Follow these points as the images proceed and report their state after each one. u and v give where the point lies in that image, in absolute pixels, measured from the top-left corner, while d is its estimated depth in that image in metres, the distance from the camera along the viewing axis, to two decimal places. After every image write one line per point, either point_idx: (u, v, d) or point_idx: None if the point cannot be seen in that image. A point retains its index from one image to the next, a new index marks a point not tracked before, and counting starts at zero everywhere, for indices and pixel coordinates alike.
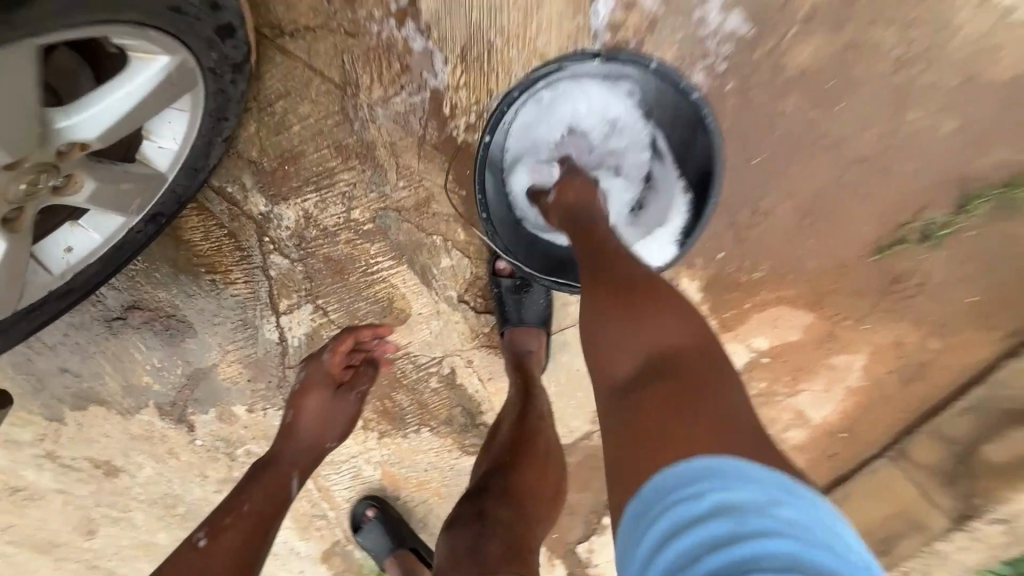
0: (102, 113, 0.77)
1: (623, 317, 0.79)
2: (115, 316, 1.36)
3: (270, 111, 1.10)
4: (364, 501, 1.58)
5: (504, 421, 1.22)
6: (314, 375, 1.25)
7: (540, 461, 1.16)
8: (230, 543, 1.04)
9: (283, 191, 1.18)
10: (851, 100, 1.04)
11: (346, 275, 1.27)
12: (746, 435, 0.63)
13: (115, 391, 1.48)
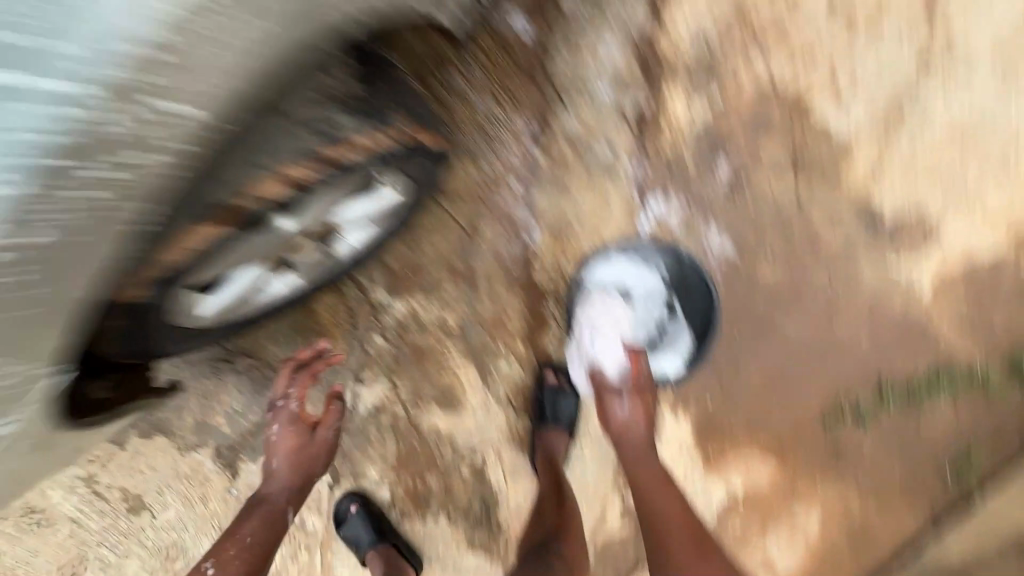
0: (354, 211, 1.25)
1: (653, 495, 1.34)
2: (225, 359, 1.67)
3: (413, 236, 1.59)
4: (348, 495, 1.68)
5: (544, 497, 1.57)
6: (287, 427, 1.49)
7: (576, 533, 1.57)
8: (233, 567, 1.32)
9: (401, 291, 1.62)
10: (799, 310, 1.55)
11: (424, 363, 1.64)
12: None
13: (186, 426, 1.70)
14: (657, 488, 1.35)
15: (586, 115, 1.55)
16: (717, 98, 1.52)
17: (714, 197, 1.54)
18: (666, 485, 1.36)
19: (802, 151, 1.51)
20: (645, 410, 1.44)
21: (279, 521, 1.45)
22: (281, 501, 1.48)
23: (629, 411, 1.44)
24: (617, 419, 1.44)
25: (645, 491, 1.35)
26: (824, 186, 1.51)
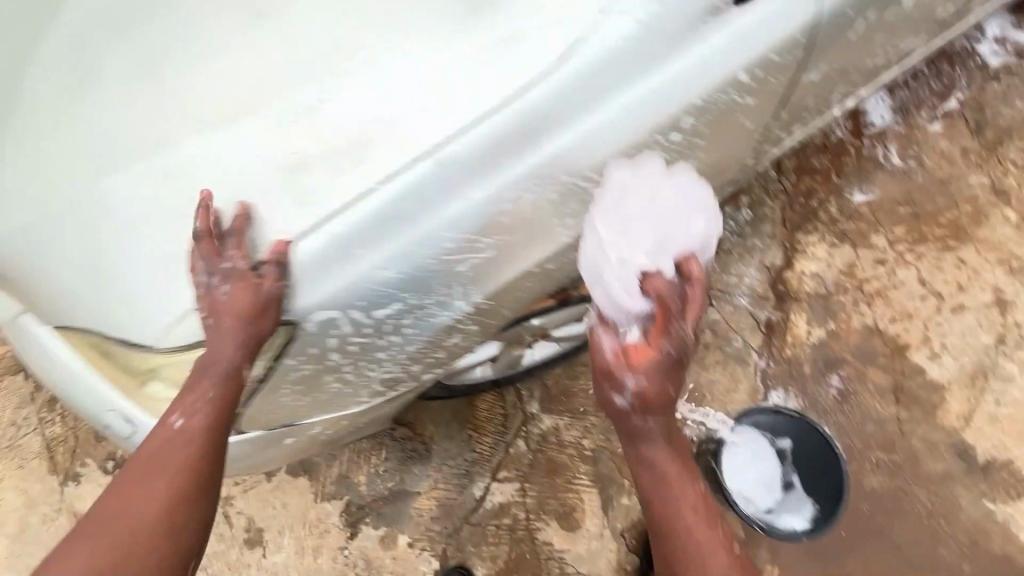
0: (565, 330, 1.69)
1: (699, 541, 1.01)
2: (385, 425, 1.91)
3: (574, 365, 1.93)
4: (454, 569, 1.79)
5: None
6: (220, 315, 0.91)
7: None
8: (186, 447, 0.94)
9: (551, 407, 1.91)
10: (905, 523, 1.76)
11: (555, 476, 1.85)
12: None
13: (329, 475, 1.89)
14: (701, 532, 1.02)
15: (728, 313, 2.01)
16: (834, 327, 1.97)
17: (829, 402, 1.88)
18: (704, 525, 1.03)
19: (904, 384, 1.88)
20: (654, 371, 1.04)
21: (201, 462, 0.94)
22: (207, 396, 0.93)
23: (630, 395, 1.04)
24: (618, 412, 1.07)
25: (681, 538, 1.02)
26: (923, 417, 1.84)
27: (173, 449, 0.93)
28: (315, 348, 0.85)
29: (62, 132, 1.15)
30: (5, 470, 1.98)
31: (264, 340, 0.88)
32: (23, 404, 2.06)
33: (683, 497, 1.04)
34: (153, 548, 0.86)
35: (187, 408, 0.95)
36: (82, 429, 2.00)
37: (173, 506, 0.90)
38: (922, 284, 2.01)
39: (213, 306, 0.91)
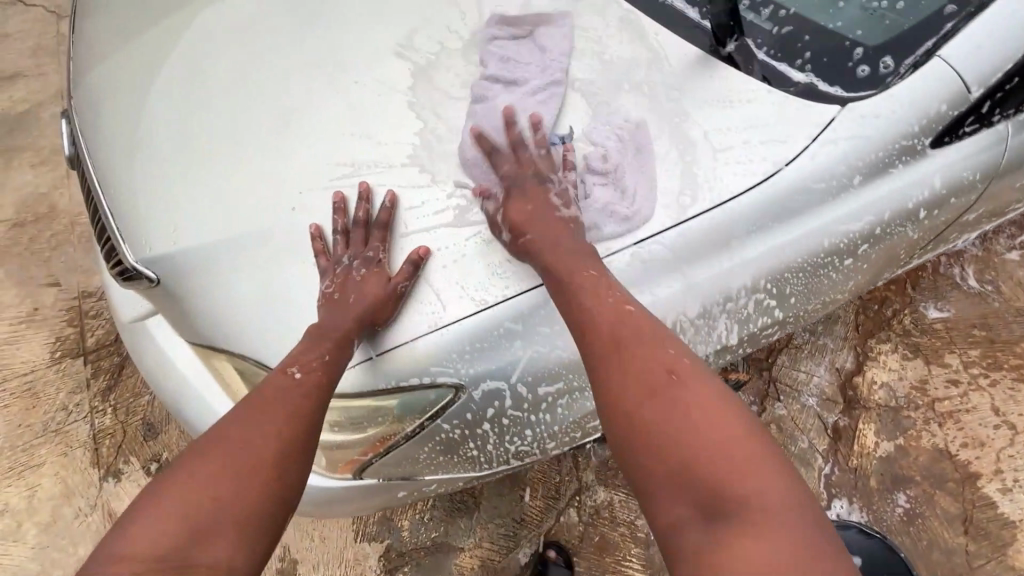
0: None
1: (619, 370, 0.92)
2: None
3: None
4: None
5: None
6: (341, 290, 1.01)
7: None
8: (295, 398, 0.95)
9: (608, 479, 1.86)
10: None
11: (604, 554, 1.80)
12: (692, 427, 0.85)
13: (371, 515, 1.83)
14: (643, 375, 0.90)
15: (795, 411, 1.98)
16: (904, 442, 1.93)
17: (894, 521, 1.83)
18: (665, 372, 0.90)
19: (971, 514, 1.84)
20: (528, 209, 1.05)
21: (307, 418, 0.94)
22: (320, 353, 0.97)
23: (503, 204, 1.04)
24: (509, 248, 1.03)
25: (621, 393, 0.91)
26: (991, 554, 1.80)
27: (286, 399, 0.95)
28: (467, 413, 0.99)
29: (181, 116, 1.06)
30: (47, 455, 1.95)
31: (379, 327, 0.99)
32: (77, 390, 2.06)
33: (619, 338, 0.94)
34: (250, 493, 0.87)
35: (304, 361, 0.97)
36: (132, 425, 1.98)
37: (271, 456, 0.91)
38: (996, 412, 1.98)
39: (342, 285, 1.01)
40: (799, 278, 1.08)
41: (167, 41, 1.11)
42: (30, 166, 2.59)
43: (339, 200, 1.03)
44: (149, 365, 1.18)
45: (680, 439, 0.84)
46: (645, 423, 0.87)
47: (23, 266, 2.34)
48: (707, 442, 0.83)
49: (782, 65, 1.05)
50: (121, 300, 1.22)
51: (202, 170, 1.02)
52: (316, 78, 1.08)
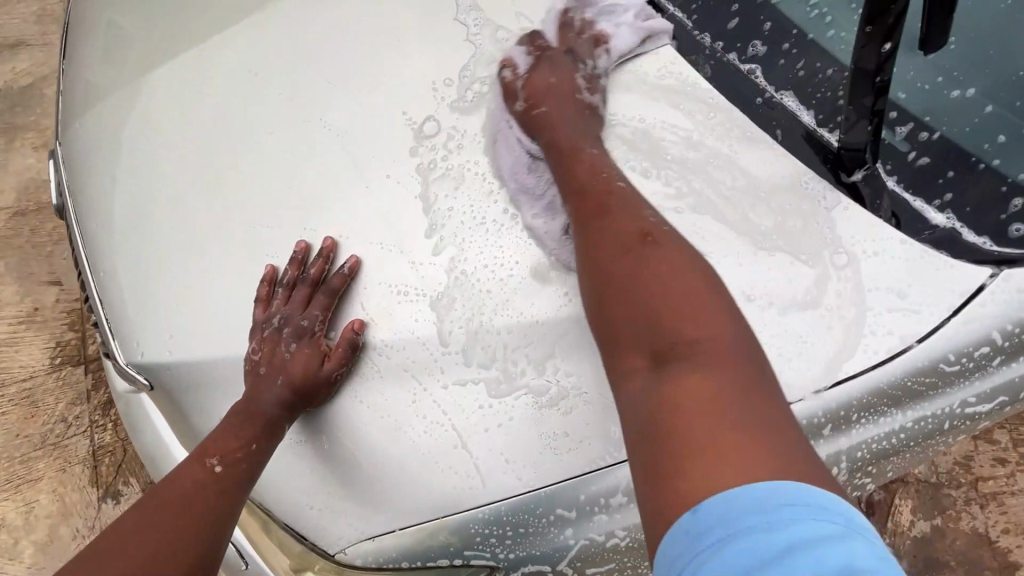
0: None
1: (614, 211, 0.79)
2: None
3: None
4: None
5: None
6: (276, 357, 0.86)
7: None
8: (206, 491, 0.81)
9: None
10: None
11: None
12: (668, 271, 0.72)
13: None
14: (616, 229, 0.77)
15: None
16: (941, 524, 1.81)
17: None
18: (640, 231, 0.76)
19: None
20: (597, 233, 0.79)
21: (215, 510, 0.80)
22: (246, 443, 0.81)
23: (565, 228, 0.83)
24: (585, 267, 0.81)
25: (593, 247, 0.77)
26: None
27: (197, 500, 0.80)
28: None
29: (182, 188, 0.89)
30: (45, 470, 1.89)
31: (310, 409, 0.82)
32: (76, 402, 1.98)
33: (593, 202, 0.81)
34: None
35: (221, 449, 0.82)
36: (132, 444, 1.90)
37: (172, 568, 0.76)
38: None
39: (270, 354, 0.86)
40: (907, 462, 0.83)
41: (177, 91, 0.95)
42: (32, 148, 2.45)
43: (301, 250, 0.85)
44: (141, 447, 1.07)
45: (643, 288, 0.71)
46: (608, 270, 0.75)
47: (22, 260, 2.22)
48: (681, 296, 0.70)
49: (916, 201, 0.73)
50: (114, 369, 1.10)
51: (196, 264, 0.86)
52: (338, 160, 0.86)
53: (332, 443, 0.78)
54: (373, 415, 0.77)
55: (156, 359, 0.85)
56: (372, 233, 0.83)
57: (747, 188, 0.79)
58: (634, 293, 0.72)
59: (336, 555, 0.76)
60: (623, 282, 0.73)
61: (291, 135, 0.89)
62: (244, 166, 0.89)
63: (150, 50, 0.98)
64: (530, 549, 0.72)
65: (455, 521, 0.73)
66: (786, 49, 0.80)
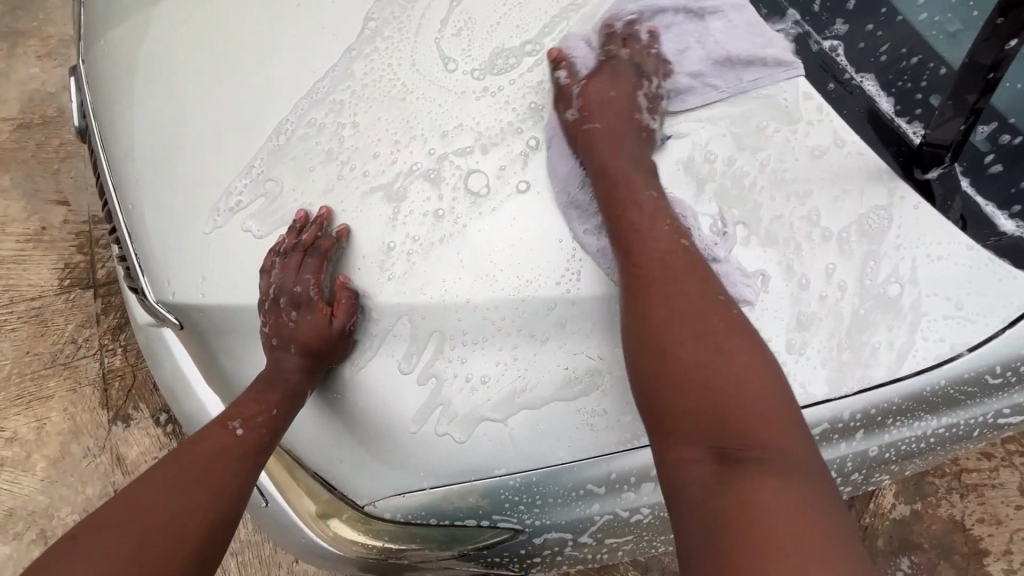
0: None
1: (668, 278, 0.74)
2: None
3: None
4: None
5: None
6: (282, 325, 0.86)
7: None
8: (229, 459, 0.83)
9: None
10: None
11: None
12: (729, 364, 0.68)
13: None
14: (681, 307, 0.72)
15: None
16: (921, 509, 1.89)
17: None
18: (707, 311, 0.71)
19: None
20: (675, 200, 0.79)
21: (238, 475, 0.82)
22: (268, 411, 0.84)
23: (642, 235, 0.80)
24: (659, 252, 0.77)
25: (650, 328, 0.72)
26: None
27: (220, 462, 0.82)
28: (521, 546, 0.80)
29: (216, 124, 0.86)
30: (56, 388, 1.91)
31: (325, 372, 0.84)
32: (87, 324, 1.98)
33: (659, 271, 0.75)
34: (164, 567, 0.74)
35: (245, 414, 0.84)
36: (142, 371, 1.93)
37: (194, 527, 0.78)
38: None
39: (278, 327, 0.86)
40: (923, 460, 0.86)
41: (211, 17, 0.89)
42: (35, 57, 2.33)
43: (297, 222, 0.84)
44: (163, 380, 1.07)
45: (705, 383, 0.68)
46: (675, 357, 0.70)
47: (29, 176, 2.17)
48: (746, 394, 0.66)
49: (988, 206, 0.70)
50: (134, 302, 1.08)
51: (237, 206, 0.84)
52: (392, 118, 0.84)
53: (361, 401, 0.79)
54: (388, 386, 0.78)
55: (186, 302, 0.84)
56: (420, 195, 0.81)
57: (812, 175, 0.75)
58: (692, 386, 0.68)
59: (364, 507, 0.79)
60: (678, 365, 0.69)
61: (340, 86, 0.86)
62: (288, 112, 0.86)
63: None
64: (557, 513, 0.76)
65: (483, 485, 0.76)
66: (870, 31, 0.76)
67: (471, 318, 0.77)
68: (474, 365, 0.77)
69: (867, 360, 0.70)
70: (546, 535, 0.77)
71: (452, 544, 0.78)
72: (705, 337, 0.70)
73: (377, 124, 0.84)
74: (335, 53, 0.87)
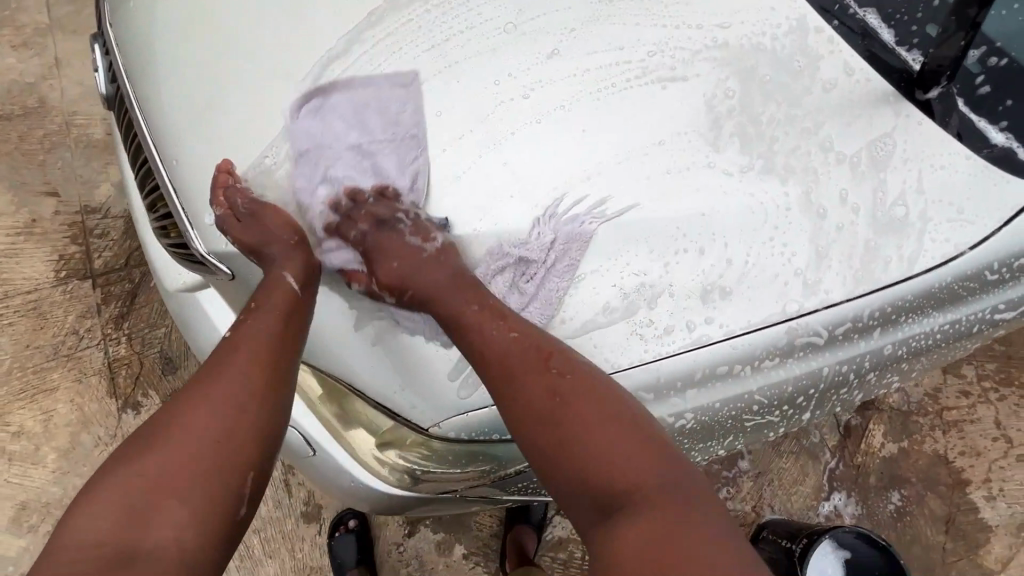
0: None
1: (509, 355, 0.74)
2: None
3: None
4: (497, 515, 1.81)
5: None
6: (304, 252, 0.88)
7: None
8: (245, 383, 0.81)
9: None
10: None
11: None
12: (587, 426, 0.70)
13: None
14: (530, 383, 0.73)
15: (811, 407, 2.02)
16: (907, 446, 2.02)
17: (886, 516, 1.95)
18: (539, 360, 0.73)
19: (954, 518, 1.96)
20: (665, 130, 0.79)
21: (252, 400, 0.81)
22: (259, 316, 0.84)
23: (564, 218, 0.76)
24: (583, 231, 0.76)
25: (518, 411, 0.73)
26: (965, 552, 1.94)
27: (239, 366, 0.81)
28: None
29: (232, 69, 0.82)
30: (60, 379, 1.89)
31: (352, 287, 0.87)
32: (87, 314, 1.96)
33: (485, 329, 0.75)
34: (208, 459, 0.76)
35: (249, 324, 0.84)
36: (148, 358, 1.92)
37: (227, 423, 0.79)
38: (998, 425, 2.05)
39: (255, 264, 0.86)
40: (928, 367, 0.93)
41: None
42: (10, 46, 2.26)
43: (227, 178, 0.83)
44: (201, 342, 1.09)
45: (564, 431, 0.71)
46: (535, 424, 0.72)
47: (13, 168, 2.11)
48: (600, 447, 0.69)
49: (980, 121, 0.76)
50: (166, 267, 1.10)
51: (276, 154, 0.83)
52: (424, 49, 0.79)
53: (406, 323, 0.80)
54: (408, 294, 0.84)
55: (238, 249, 0.86)
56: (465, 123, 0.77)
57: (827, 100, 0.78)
58: (566, 456, 0.70)
59: (428, 428, 0.81)
60: (548, 440, 0.71)
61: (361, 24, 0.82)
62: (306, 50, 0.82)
63: None
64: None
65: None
66: None
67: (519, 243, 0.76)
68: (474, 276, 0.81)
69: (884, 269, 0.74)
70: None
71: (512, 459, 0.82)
72: (559, 406, 0.72)
73: (417, 54, 0.80)
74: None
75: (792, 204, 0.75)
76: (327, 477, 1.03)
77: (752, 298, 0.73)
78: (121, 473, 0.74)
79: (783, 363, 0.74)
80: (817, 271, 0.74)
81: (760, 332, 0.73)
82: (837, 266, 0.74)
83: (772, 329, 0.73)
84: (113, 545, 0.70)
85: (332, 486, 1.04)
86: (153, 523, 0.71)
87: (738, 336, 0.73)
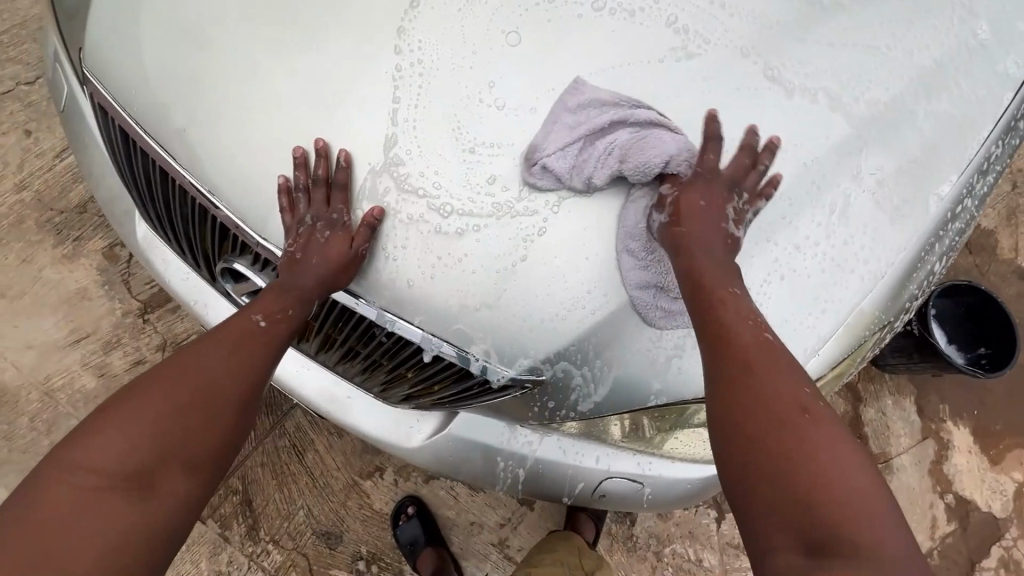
0: None
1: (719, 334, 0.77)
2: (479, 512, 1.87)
3: None
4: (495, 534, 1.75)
5: (887, 475, 2.04)
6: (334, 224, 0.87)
7: (912, 500, 2.04)
8: (259, 350, 0.88)
9: None
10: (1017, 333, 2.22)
11: None
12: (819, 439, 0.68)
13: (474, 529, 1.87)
14: (771, 388, 0.72)
15: None
16: None
17: None
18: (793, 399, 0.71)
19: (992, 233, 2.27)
20: (823, 56, 0.86)
21: (262, 368, 0.88)
22: (286, 308, 0.89)
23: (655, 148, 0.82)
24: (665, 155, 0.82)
25: (737, 407, 0.72)
26: (993, 257, 2.30)
27: (243, 343, 0.88)
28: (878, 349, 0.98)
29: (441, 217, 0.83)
30: None
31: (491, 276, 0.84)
32: (219, 548, 1.77)
33: (747, 364, 0.75)
34: (211, 421, 0.81)
35: (268, 309, 0.89)
36: (306, 545, 1.80)
37: (229, 388, 0.84)
38: None
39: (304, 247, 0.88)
40: None
41: (359, 136, 0.84)
42: None
43: (372, 212, 0.84)
44: (478, 472, 1.07)
45: (795, 459, 0.66)
46: (764, 424, 0.70)
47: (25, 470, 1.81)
48: (816, 456, 0.66)
49: None
50: (393, 436, 1.08)
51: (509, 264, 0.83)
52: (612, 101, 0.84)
53: None
54: None
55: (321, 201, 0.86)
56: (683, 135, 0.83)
57: None
58: (795, 462, 0.66)
59: None
60: (764, 437, 0.69)
61: (532, 117, 0.83)
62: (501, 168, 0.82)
63: (305, 98, 0.84)
64: (911, 287, 0.92)
65: (841, 328, 0.87)
66: None
67: (781, 208, 0.84)
68: (773, 290, 0.84)
69: (998, 89, 0.92)
70: (905, 310, 0.95)
71: (844, 373, 0.94)
72: (774, 398, 0.71)
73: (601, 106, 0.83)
74: (512, 85, 0.83)
75: (924, 73, 0.88)
76: (665, 494, 1.10)
77: (951, 156, 0.90)
78: (129, 416, 0.78)
79: (985, 178, 0.94)
80: (975, 114, 0.91)
81: (971, 166, 0.91)
82: (971, 97, 0.90)
83: (973, 161, 0.91)
84: (126, 481, 0.74)
85: (661, 506, 1.12)
86: (164, 467, 0.77)
87: (961, 176, 0.91)
